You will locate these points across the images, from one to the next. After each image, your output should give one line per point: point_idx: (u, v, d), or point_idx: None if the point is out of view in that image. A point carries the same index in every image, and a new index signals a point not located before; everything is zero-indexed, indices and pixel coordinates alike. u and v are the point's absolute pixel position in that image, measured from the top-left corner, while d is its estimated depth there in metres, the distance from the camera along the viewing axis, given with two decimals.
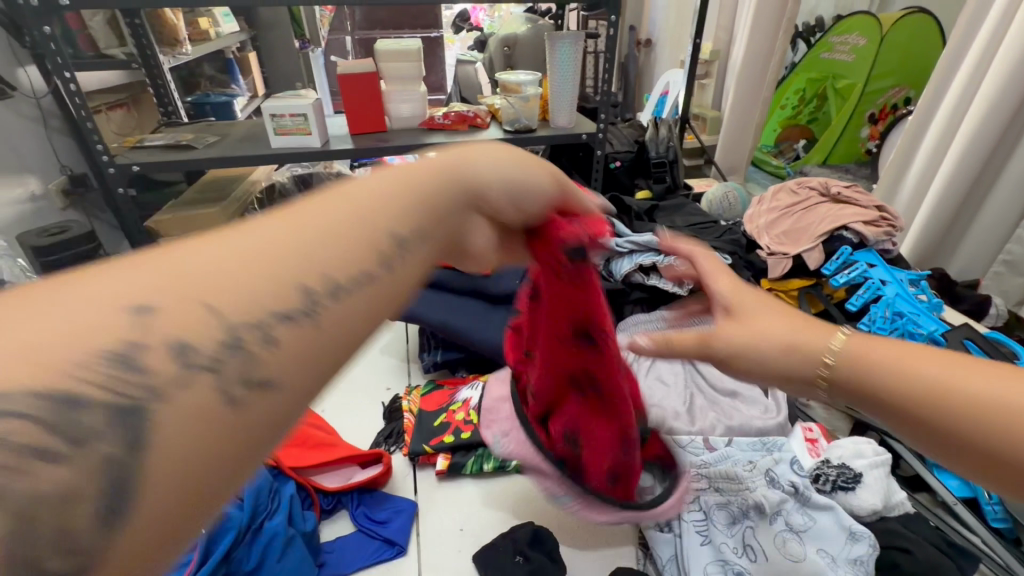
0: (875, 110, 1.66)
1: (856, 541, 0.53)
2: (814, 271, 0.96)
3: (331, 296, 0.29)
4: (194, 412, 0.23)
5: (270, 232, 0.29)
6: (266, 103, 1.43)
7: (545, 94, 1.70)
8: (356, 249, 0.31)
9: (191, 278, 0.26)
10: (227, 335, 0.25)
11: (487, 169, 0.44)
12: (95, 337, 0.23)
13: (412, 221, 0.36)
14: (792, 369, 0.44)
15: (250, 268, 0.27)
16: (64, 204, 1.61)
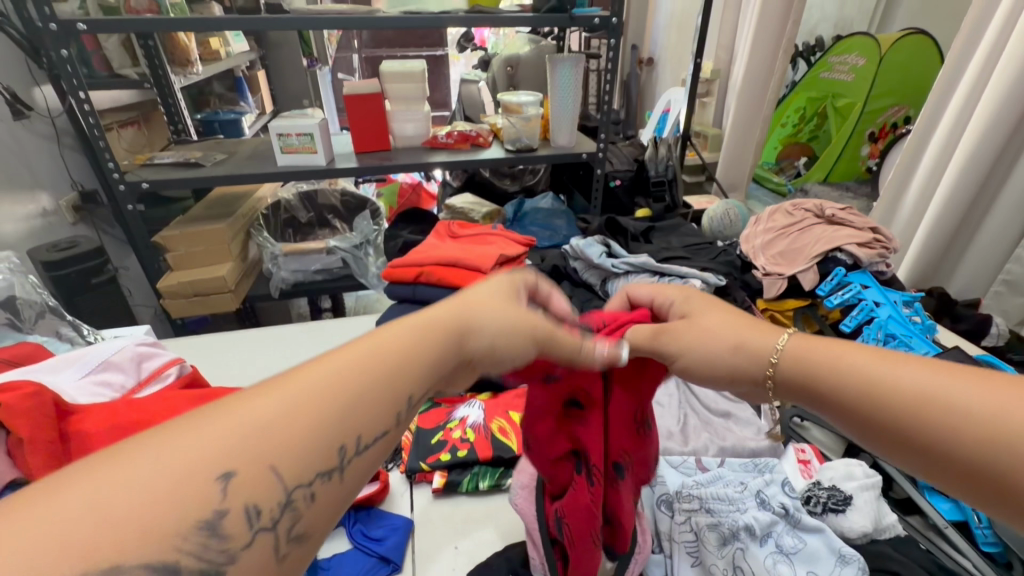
0: (875, 129, 1.68)
1: (845, 564, 0.54)
2: (809, 292, 0.98)
3: (354, 457, 0.32)
4: (249, 565, 0.27)
5: (308, 396, 0.31)
6: (273, 123, 1.47)
7: (546, 114, 1.74)
8: (381, 410, 0.34)
9: (265, 441, 0.29)
10: (286, 497, 0.29)
11: (491, 324, 0.43)
12: (184, 508, 0.25)
13: (433, 372, 0.39)
14: (742, 369, 0.47)
15: (298, 439, 0.30)
16: (74, 219, 1.64)
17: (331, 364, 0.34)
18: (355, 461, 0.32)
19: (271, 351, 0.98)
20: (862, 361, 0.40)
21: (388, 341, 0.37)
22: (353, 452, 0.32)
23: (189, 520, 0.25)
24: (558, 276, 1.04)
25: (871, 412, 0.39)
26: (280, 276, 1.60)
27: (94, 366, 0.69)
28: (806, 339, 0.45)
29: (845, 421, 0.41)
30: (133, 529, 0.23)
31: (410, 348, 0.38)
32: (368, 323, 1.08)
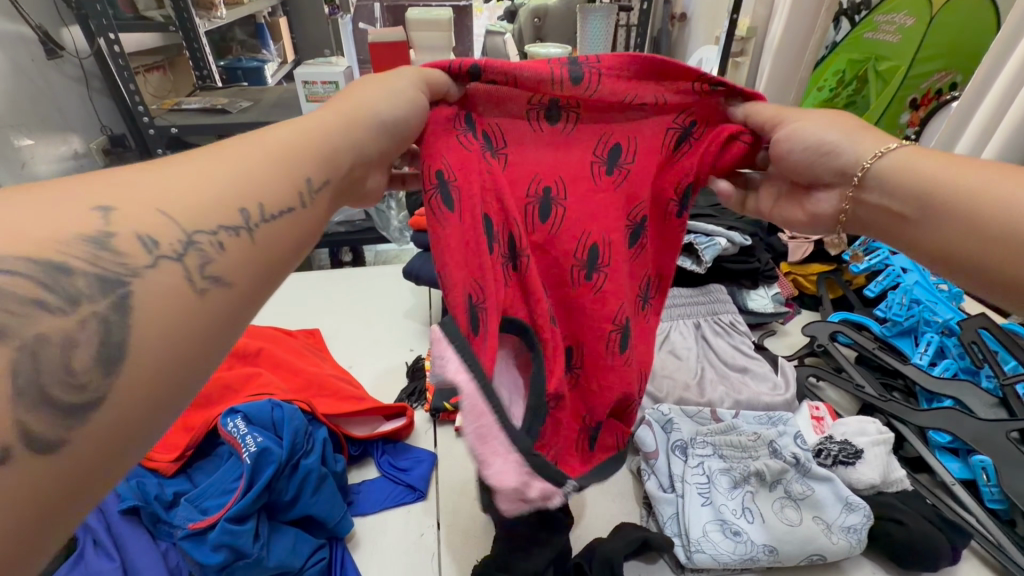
0: (917, 96, 1.59)
1: (851, 511, 0.57)
2: (835, 257, 0.98)
3: (261, 219, 0.35)
4: (168, 283, 0.29)
5: (187, 165, 0.34)
6: (298, 69, 1.46)
7: (574, 68, 1.69)
8: (275, 184, 0.37)
9: (131, 196, 0.30)
10: (187, 237, 0.31)
11: (381, 116, 0.47)
12: (71, 224, 0.28)
13: (323, 163, 0.41)
14: (834, 157, 0.49)
15: (206, 210, 0.32)
16: (104, 162, 1.68)
17: (243, 143, 0.38)
18: (258, 227, 0.34)
19: (300, 294, 1.01)
20: (966, 179, 0.41)
21: (274, 138, 0.39)
22: (255, 218, 0.34)
23: (71, 234, 0.27)
24: None
25: (928, 218, 0.43)
26: None
27: None
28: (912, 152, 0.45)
29: (928, 234, 0.43)
30: (2, 241, 0.25)
31: (325, 140, 0.42)
32: (393, 271, 1.10)
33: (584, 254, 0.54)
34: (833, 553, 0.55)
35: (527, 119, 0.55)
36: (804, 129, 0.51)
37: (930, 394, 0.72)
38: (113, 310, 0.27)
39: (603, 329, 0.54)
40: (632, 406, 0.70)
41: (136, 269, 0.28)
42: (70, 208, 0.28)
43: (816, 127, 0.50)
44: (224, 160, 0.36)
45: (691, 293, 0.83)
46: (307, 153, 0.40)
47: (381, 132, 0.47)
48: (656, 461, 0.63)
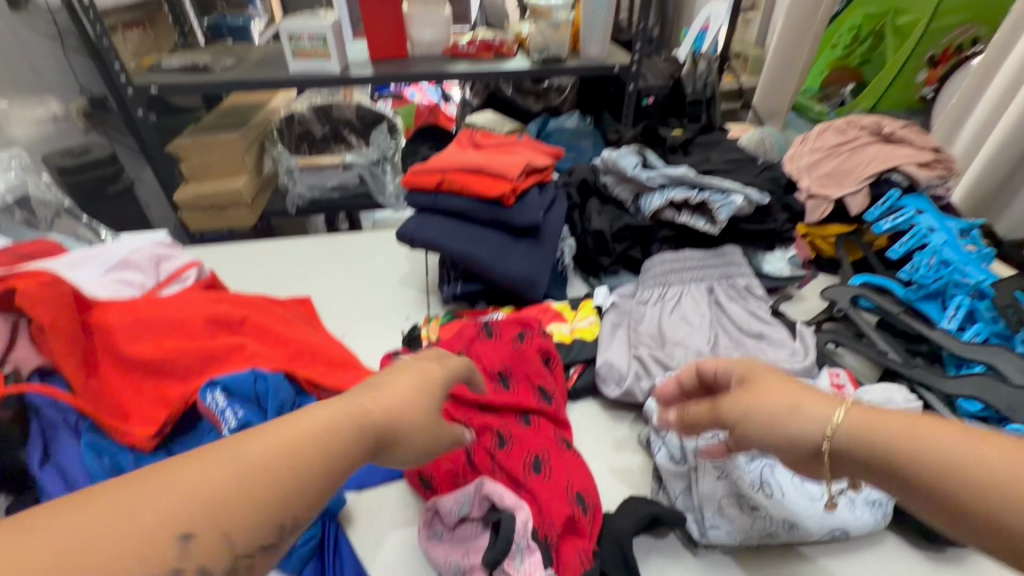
0: (937, 51, 1.43)
1: (875, 484, 0.53)
2: (857, 217, 0.91)
3: (291, 533, 0.33)
4: None
5: (229, 462, 0.31)
6: (283, 22, 1.36)
7: (577, 20, 1.59)
8: (315, 488, 0.34)
9: (193, 514, 0.29)
10: (227, 563, 0.29)
11: (411, 425, 0.42)
12: (151, 556, 0.27)
13: (365, 445, 0.38)
14: (791, 438, 0.41)
15: (240, 496, 0.30)
16: (84, 126, 1.60)
17: (275, 429, 0.34)
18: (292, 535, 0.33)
19: (289, 261, 0.96)
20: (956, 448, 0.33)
21: (307, 420, 0.35)
22: (291, 528, 0.32)
23: (145, 564, 0.27)
24: (587, 192, 0.90)
25: (923, 495, 0.34)
26: (296, 192, 1.59)
27: (113, 264, 0.67)
28: (872, 420, 0.38)
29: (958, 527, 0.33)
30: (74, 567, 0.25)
31: (356, 441, 0.37)
32: (388, 237, 1.05)
33: (529, 466, 0.55)
34: (855, 528, 0.52)
35: (471, 360, 0.67)
36: (755, 407, 0.44)
37: (959, 359, 0.68)
38: None
39: (520, 459, 0.55)
40: (642, 375, 0.66)
41: None
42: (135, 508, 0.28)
43: (768, 396, 0.44)
44: (283, 448, 0.33)
45: (704, 255, 0.78)
46: (358, 444, 0.37)
47: (420, 427, 0.42)
48: (667, 433, 0.59)
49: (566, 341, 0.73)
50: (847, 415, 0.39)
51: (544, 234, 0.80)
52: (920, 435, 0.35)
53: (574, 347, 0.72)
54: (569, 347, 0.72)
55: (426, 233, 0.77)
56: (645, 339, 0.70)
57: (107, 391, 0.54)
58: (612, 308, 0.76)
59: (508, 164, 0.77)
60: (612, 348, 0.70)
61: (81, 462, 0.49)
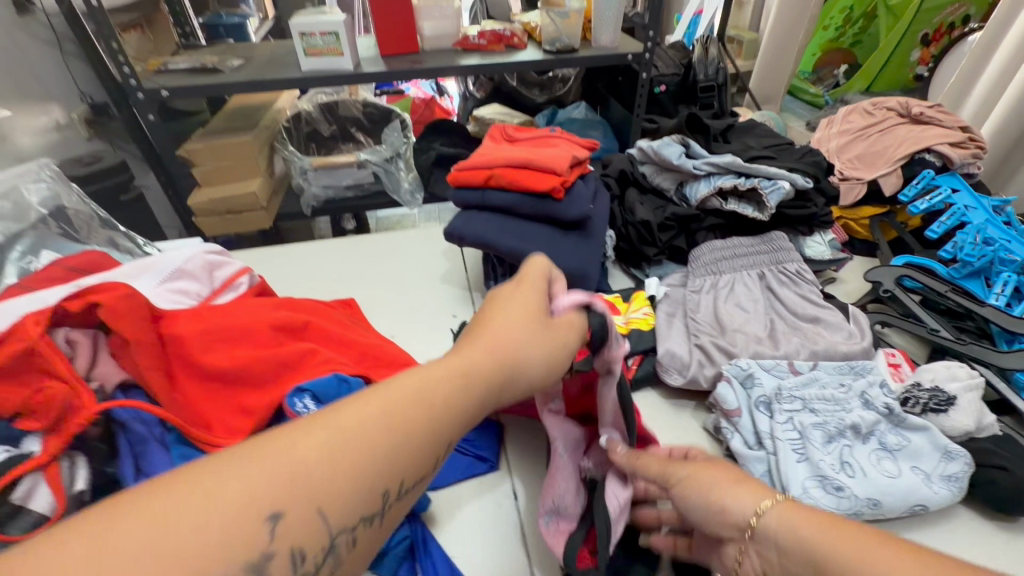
0: (929, 31, 1.50)
1: (949, 460, 0.55)
2: (890, 198, 0.92)
3: (396, 496, 0.36)
4: None
5: (351, 425, 0.35)
6: (295, 19, 1.34)
7: (588, 9, 1.58)
8: (420, 457, 0.37)
9: (312, 486, 0.32)
10: (332, 541, 0.32)
11: (513, 373, 0.46)
12: (243, 539, 0.29)
13: (465, 415, 0.41)
14: (724, 513, 0.43)
15: (364, 448, 0.34)
16: (88, 134, 1.55)
17: (396, 384, 0.39)
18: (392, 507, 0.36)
19: (325, 263, 0.95)
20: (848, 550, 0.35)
21: (428, 378, 0.40)
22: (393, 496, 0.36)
23: (239, 557, 0.28)
24: (624, 182, 0.90)
25: None
26: (310, 193, 1.57)
27: (168, 274, 0.65)
28: (795, 513, 0.39)
29: None
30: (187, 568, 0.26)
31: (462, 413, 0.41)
32: (419, 235, 1.04)
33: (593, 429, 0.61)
34: (935, 503, 0.53)
35: None
36: (699, 481, 0.46)
37: (1009, 334, 0.69)
38: None
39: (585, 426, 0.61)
40: (705, 362, 0.67)
41: None
42: (245, 517, 0.29)
43: (706, 483, 0.45)
44: (396, 421, 0.36)
45: (752, 242, 0.79)
46: (455, 401, 0.40)
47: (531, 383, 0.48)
48: (739, 419, 0.60)
49: (623, 331, 0.73)
50: (775, 506, 0.41)
51: (592, 227, 0.80)
52: (825, 538, 0.37)
53: (632, 338, 0.72)
54: (627, 338, 0.72)
55: (477, 230, 0.76)
56: (703, 327, 0.71)
57: (189, 402, 0.54)
58: (665, 298, 0.77)
59: (556, 157, 0.77)
60: (671, 337, 0.70)
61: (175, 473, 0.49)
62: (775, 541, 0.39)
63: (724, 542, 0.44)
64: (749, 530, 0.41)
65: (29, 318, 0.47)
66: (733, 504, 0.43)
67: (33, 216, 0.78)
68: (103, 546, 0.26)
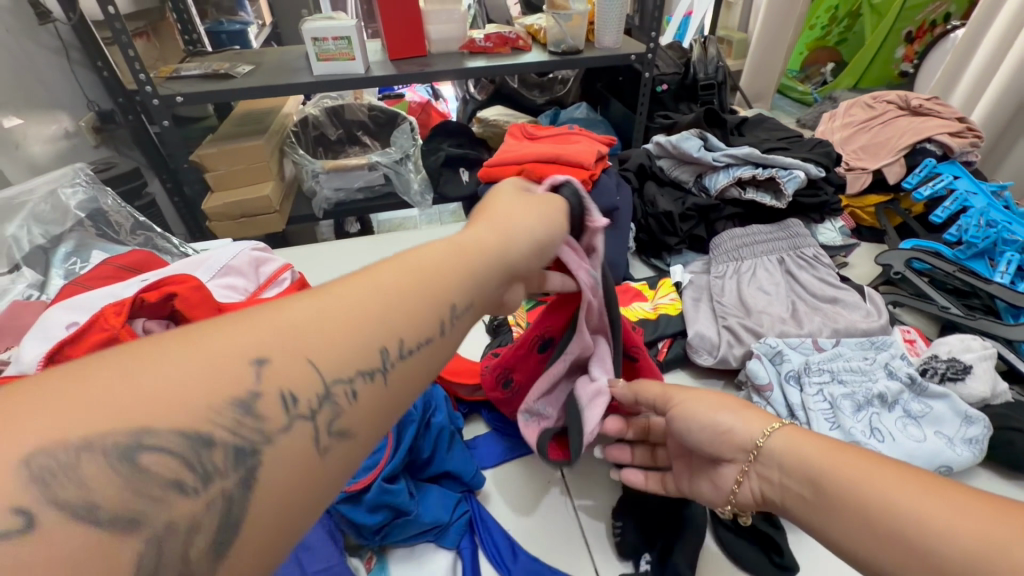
0: (912, 28, 1.56)
1: (969, 424, 0.58)
2: (894, 186, 0.97)
3: (398, 354, 0.34)
4: (296, 455, 0.29)
5: (340, 295, 0.34)
6: (307, 25, 1.36)
7: (591, 12, 1.61)
8: (419, 318, 0.36)
9: (300, 339, 0.31)
10: (326, 390, 0.30)
11: (513, 255, 0.45)
12: (228, 382, 0.27)
13: (467, 285, 0.40)
14: (730, 440, 0.47)
15: (352, 313, 0.33)
16: (95, 142, 1.45)
17: (390, 266, 0.38)
18: (394, 368, 0.34)
19: (350, 260, 0.97)
20: (849, 468, 0.38)
21: (423, 260, 0.39)
22: (393, 357, 0.34)
23: (225, 395, 0.27)
24: (643, 176, 0.94)
25: (828, 505, 0.38)
26: (322, 196, 1.59)
27: (217, 270, 0.68)
28: (798, 439, 0.43)
29: (840, 524, 0.37)
30: (162, 410, 0.25)
31: (461, 281, 0.40)
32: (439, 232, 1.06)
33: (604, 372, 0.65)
34: (958, 464, 0.57)
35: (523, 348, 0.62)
36: (692, 408, 0.51)
37: (1015, 309, 0.74)
38: (239, 487, 0.26)
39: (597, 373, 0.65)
40: (733, 342, 0.70)
41: (269, 436, 0.28)
42: (228, 359, 0.28)
43: (705, 408, 0.50)
44: (387, 286, 0.36)
45: (770, 230, 0.83)
46: (450, 273, 0.39)
47: (530, 250, 0.47)
48: (771, 393, 0.63)
49: (651, 317, 0.76)
50: (781, 432, 0.44)
51: (617, 219, 0.84)
52: (825, 458, 0.40)
53: (661, 322, 0.76)
54: (656, 323, 0.76)
55: None
56: (729, 310, 0.75)
57: None
58: (689, 284, 0.81)
59: (583, 152, 0.81)
60: (699, 320, 0.74)
61: None
62: (776, 459, 0.43)
63: (720, 464, 0.49)
64: (754, 454, 0.45)
65: (108, 308, 0.48)
66: (736, 428, 0.47)
67: (71, 220, 0.80)
68: (79, 375, 0.25)
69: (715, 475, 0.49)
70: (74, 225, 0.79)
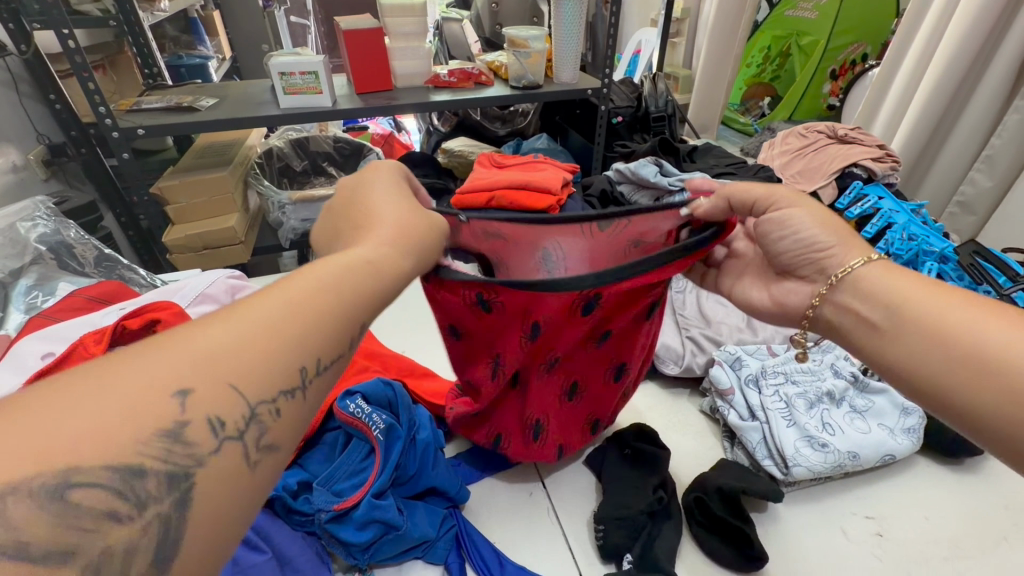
0: (836, 67, 1.74)
1: (907, 415, 0.65)
2: (829, 206, 1.07)
3: (314, 376, 0.32)
4: (225, 471, 0.28)
5: (246, 327, 0.30)
6: (273, 61, 1.38)
7: (549, 51, 1.71)
8: (327, 331, 0.33)
9: (219, 361, 0.28)
10: (251, 411, 0.29)
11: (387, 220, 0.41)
12: (147, 420, 0.25)
13: (370, 300, 0.36)
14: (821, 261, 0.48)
15: (249, 346, 0.30)
16: (46, 175, 1.37)
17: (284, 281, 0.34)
18: (315, 384, 0.32)
19: None
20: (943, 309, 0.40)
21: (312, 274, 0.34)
22: (314, 373, 0.32)
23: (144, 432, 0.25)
24: (605, 201, 1.00)
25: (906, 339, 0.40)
26: (287, 226, 1.58)
27: (193, 299, 0.67)
28: (891, 272, 0.44)
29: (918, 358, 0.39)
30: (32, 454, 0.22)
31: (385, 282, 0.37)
32: None
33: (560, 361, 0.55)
34: (900, 452, 0.63)
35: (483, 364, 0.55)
36: (794, 216, 0.50)
37: None
38: (177, 509, 0.26)
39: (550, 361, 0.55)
40: (696, 352, 0.76)
41: (201, 457, 0.27)
42: (147, 390, 0.26)
43: (810, 220, 0.49)
44: (290, 309, 0.32)
45: None
46: (330, 276, 0.35)
47: (404, 228, 0.42)
48: (733, 396, 0.68)
49: None
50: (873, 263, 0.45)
51: None
52: (913, 289, 0.42)
53: None
54: None
55: None
56: (691, 321, 0.82)
57: None
58: None
59: (550, 179, 0.87)
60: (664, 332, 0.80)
61: None
62: (859, 289, 0.44)
63: (791, 280, 0.52)
64: (835, 277, 0.46)
65: (87, 338, 0.50)
66: (836, 252, 0.47)
67: (31, 254, 0.77)
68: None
69: (780, 293, 0.53)
70: (33, 258, 0.77)
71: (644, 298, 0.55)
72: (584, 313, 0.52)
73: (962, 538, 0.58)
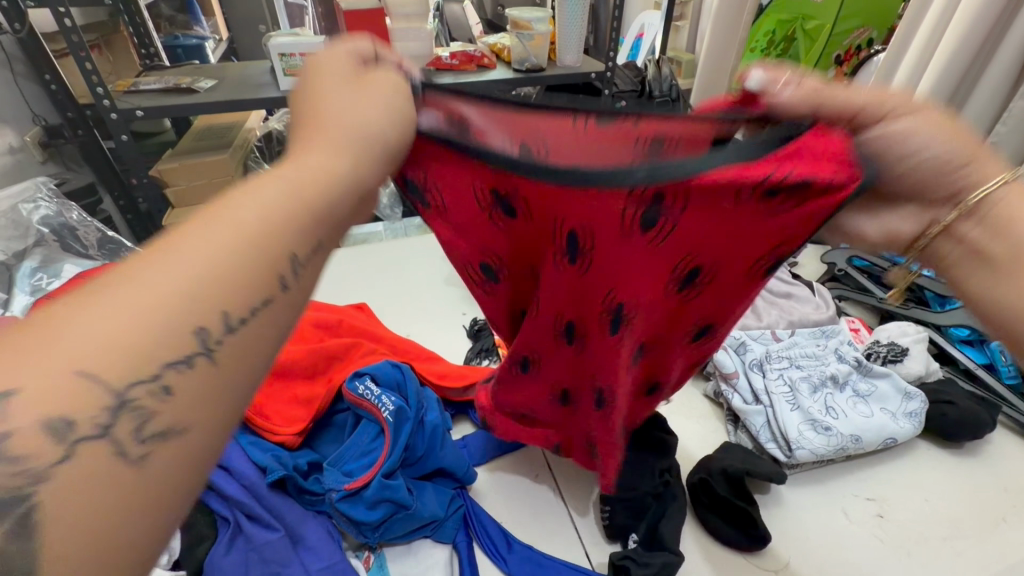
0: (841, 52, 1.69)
1: (910, 400, 0.66)
2: None
3: (219, 337, 0.24)
4: (95, 478, 0.21)
5: (116, 294, 0.23)
6: (273, 40, 1.36)
7: (552, 33, 1.69)
8: (244, 274, 0.26)
9: (63, 342, 0.21)
10: (118, 399, 0.22)
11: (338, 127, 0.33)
12: None
13: (305, 226, 0.28)
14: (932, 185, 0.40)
15: (123, 313, 0.22)
16: (44, 157, 1.35)
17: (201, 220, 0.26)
18: (222, 348, 0.24)
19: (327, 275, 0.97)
20: None
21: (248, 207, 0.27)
22: (218, 335, 0.24)
23: None
24: None
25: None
26: None
27: None
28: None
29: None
30: None
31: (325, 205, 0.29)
32: (416, 244, 1.08)
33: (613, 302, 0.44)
34: (901, 436, 0.64)
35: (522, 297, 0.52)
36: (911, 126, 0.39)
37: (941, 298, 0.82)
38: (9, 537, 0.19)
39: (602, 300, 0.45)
40: None
41: (39, 471, 0.20)
42: None
43: (928, 124, 0.39)
44: (182, 260, 0.25)
45: None
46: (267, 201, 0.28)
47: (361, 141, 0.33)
48: (737, 380, 0.69)
49: None
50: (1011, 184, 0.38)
51: None
52: None
53: None
54: None
55: None
56: None
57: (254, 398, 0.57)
58: None
59: None
60: None
61: (246, 458, 0.53)
62: (993, 220, 0.38)
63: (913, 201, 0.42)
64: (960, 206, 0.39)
65: None
66: (954, 160, 0.39)
67: (33, 236, 0.77)
68: None
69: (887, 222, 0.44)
70: (36, 240, 0.77)
71: (729, 208, 0.39)
72: (646, 227, 0.39)
73: (959, 520, 0.59)
